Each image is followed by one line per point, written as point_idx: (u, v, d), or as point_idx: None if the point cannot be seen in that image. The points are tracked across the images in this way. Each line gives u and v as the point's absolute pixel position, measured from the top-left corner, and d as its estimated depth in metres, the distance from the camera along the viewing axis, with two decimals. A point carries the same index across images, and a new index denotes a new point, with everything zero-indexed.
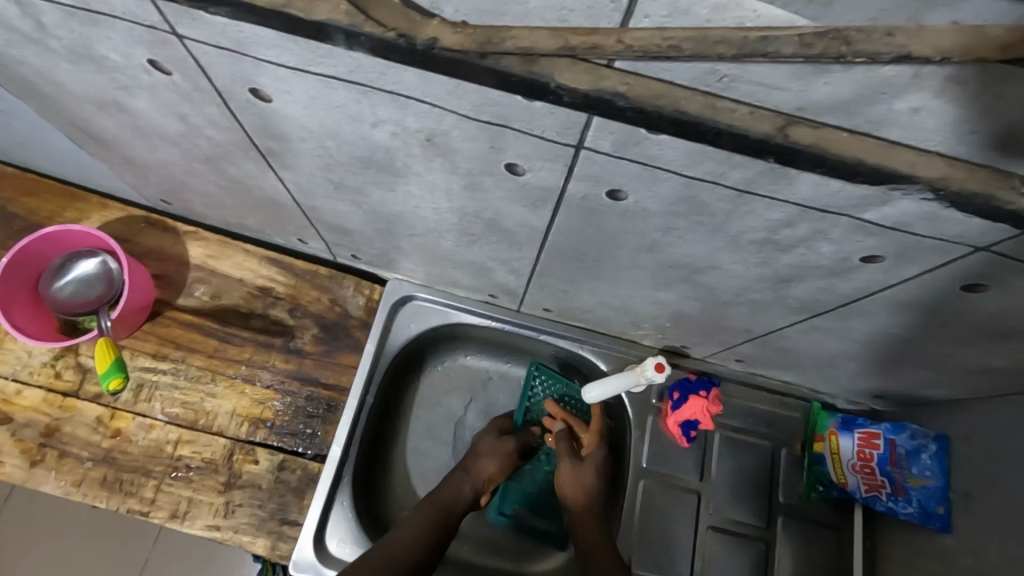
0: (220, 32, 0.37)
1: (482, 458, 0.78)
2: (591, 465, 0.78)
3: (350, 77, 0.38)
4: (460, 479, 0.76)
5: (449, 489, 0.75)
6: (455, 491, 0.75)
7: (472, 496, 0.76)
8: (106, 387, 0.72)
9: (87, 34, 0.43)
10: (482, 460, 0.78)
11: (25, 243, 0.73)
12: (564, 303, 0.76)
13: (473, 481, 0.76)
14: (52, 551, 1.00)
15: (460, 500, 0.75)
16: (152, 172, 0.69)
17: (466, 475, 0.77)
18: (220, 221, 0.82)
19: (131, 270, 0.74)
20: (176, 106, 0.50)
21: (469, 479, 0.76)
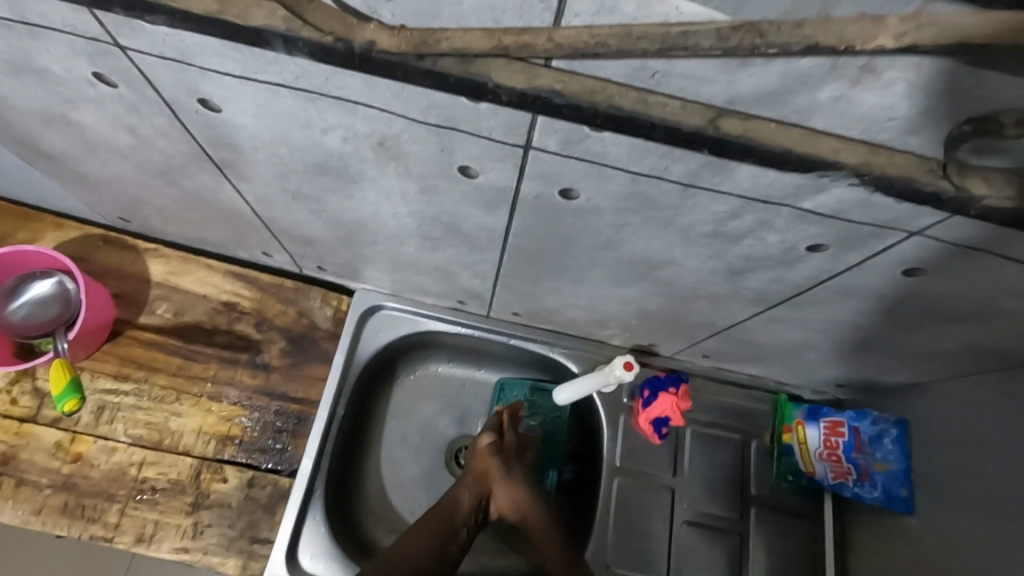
0: (162, 42, 0.37)
1: (481, 462, 0.76)
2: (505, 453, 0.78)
3: (296, 83, 0.38)
4: (462, 483, 0.76)
5: (446, 503, 0.74)
6: (451, 498, 0.74)
7: (474, 505, 0.75)
8: (62, 410, 0.72)
9: (27, 48, 0.42)
10: (481, 463, 0.76)
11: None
12: (530, 305, 0.77)
13: (474, 484, 0.75)
14: None
15: (462, 512, 0.74)
16: (106, 188, 0.68)
17: (461, 483, 0.75)
18: (180, 237, 0.81)
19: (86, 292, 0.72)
20: (123, 119, 0.49)
21: (467, 487, 0.75)
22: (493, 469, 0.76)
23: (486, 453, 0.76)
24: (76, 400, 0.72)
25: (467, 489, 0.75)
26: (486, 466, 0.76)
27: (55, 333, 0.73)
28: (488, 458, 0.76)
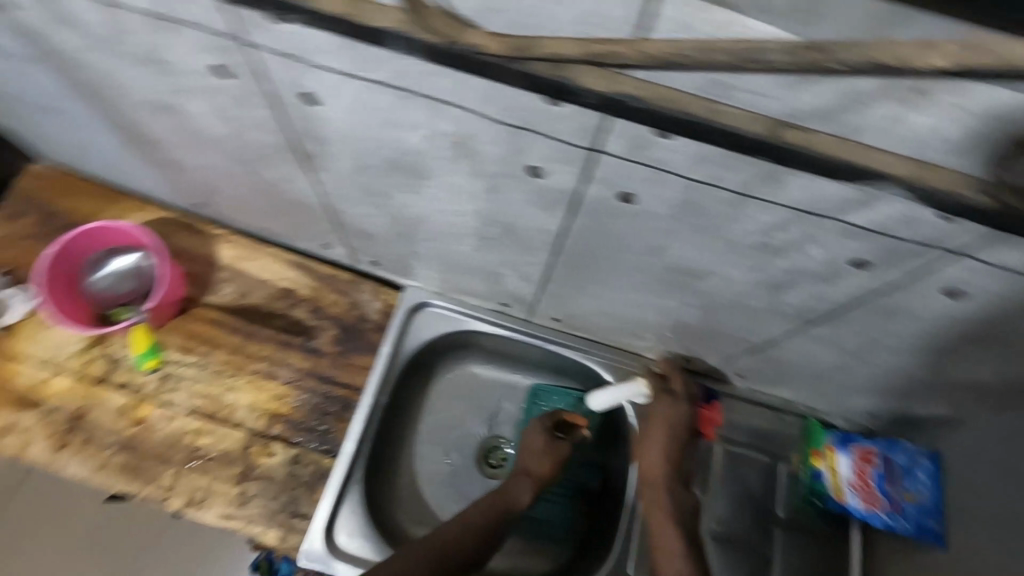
0: (285, 39, 0.42)
1: (547, 452, 0.76)
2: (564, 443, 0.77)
3: (394, 82, 0.43)
4: (529, 473, 0.75)
5: (507, 492, 0.73)
6: (515, 495, 0.73)
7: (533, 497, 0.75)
8: (145, 367, 0.80)
9: (160, 41, 0.48)
10: (546, 452, 0.76)
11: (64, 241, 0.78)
12: (572, 312, 0.80)
13: (543, 473, 0.75)
14: None
15: (522, 503, 0.73)
16: (193, 174, 0.75)
17: (526, 479, 0.74)
18: (250, 225, 0.87)
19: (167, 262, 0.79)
20: (228, 109, 0.55)
21: (525, 479, 0.75)
22: (558, 456, 0.76)
23: (554, 441, 0.77)
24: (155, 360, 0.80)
25: (531, 482, 0.74)
26: (551, 454, 0.76)
27: (135, 303, 0.80)
28: (552, 455, 0.76)
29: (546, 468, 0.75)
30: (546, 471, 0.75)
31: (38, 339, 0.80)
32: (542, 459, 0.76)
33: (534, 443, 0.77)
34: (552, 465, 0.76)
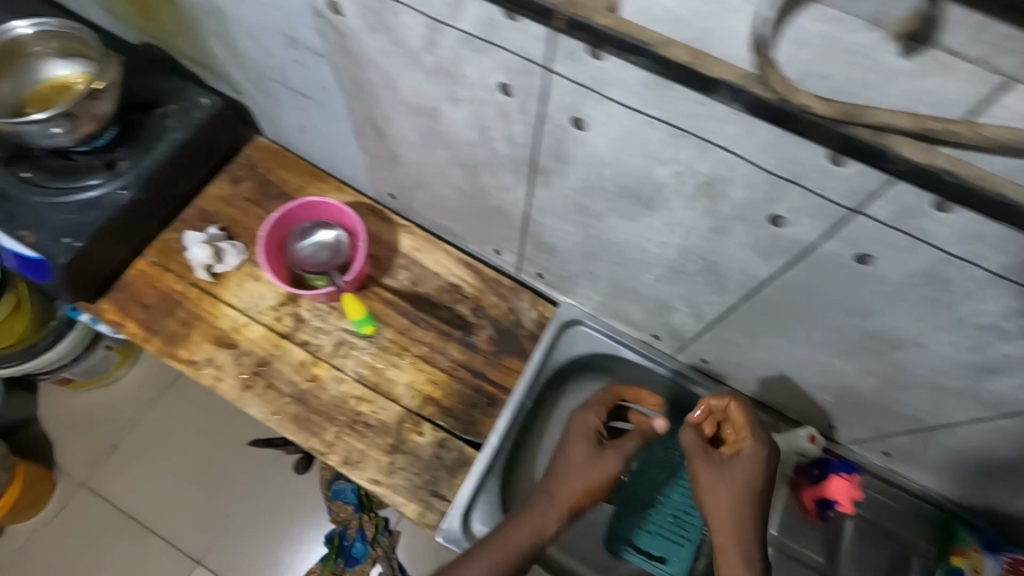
0: (592, 72, 0.48)
1: (577, 470, 0.71)
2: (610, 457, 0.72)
3: (677, 121, 0.48)
4: (554, 495, 0.70)
5: (535, 515, 0.69)
6: (543, 517, 0.69)
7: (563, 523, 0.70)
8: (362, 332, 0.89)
9: (464, 57, 0.55)
10: (576, 470, 0.71)
11: (288, 208, 0.89)
12: (727, 356, 0.82)
13: (569, 498, 0.70)
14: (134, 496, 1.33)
15: (551, 529, 0.69)
16: (408, 168, 0.83)
17: (552, 500, 0.70)
18: (433, 221, 0.94)
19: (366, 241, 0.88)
20: (487, 120, 0.62)
21: (557, 497, 0.70)
22: (587, 480, 0.71)
23: (597, 462, 0.72)
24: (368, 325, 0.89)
25: (559, 505, 0.70)
26: (580, 479, 0.71)
27: (330, 273, 0.89)
28: (591, 470, 0.71)
29: (571, 494, 0.70)
30: (575, 491, 0.70)
31: (241, 290, 0.90)
32: (569, 483, 0.71)
33: (568, 462, 0.72)
34: (586, 485, 0.71)
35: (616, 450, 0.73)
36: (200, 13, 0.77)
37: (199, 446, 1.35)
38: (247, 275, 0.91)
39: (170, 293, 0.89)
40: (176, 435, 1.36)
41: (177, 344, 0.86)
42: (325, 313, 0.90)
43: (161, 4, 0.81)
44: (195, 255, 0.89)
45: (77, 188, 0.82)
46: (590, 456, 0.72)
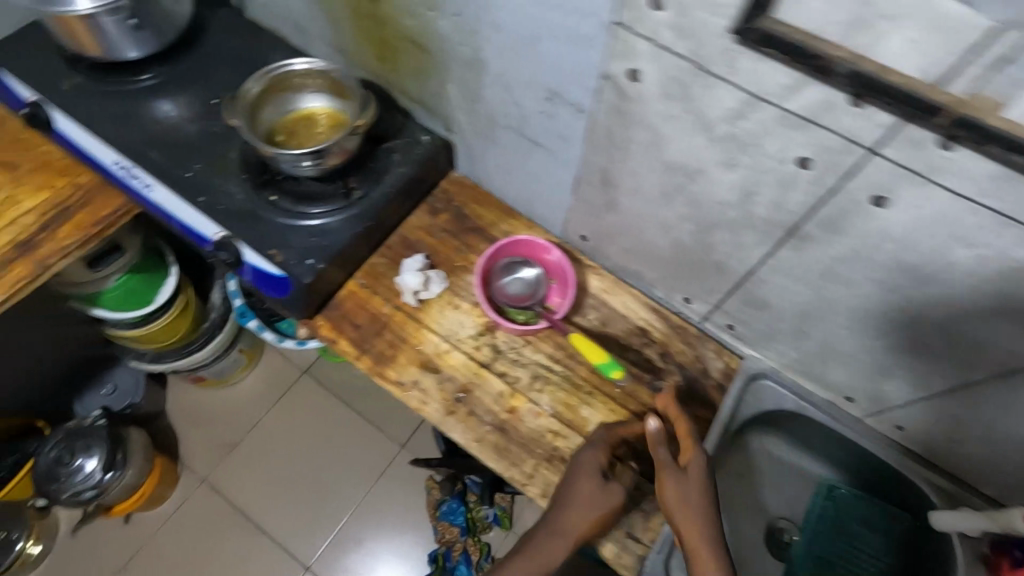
0: (930, 159, 0.51)
1: (581, 503, 0.78)
2: (615, 488, 0.79)
3: (1012, 211, 0.51)
4: (559, 523, 0.77)
5: (562, 522, 0.77)
6: (546, 517, 0.78)
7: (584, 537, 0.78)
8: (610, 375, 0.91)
9: (772, 131, 0.59)
10: (580, 502, 0.78)
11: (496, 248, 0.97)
12: (933, 426, 0.82)
13: (577, 529, 0.77)
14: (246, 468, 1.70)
15: (574, 538, 0.77)
16: (625, 216, 0.87)
17: (566, 508, 0.78)
18: (624, 265, 0.98)
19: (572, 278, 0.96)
20: (760, 186, 0.65)
21: (573, 504, 0.78)
22: (597, 516, 0.78)
23: (598, 496, 0.78)
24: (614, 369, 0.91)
25: (573, 534, 0.77)
26: (588, 512, 0.77)
27: (535, 307, 0.96)
28: (602, 497, 0.78)
29: (576, 526, 0.77)
30: (581, 502, 0.78)
31: (442, 317, 0.95)
32: (570, 516, 0.77)
33: (579, 494, 0.78)
34: (596, 509, 0.78)
35: (613, 487, 0.79)
36: (453, 61, 0.83)
37: (349, 450, 1.73)
38: (446, 303, 0.96)
39: (379, 315, 0.94)
40: (330, 438, 1.74)
41: (386, 366, 0.90)
42: (521, 346, 0.93)
43: (410, 49, 0.87)
44: (406, 280, 0.94)
45: (320, 211, 0.88)
46: (605, 486, 0.79)
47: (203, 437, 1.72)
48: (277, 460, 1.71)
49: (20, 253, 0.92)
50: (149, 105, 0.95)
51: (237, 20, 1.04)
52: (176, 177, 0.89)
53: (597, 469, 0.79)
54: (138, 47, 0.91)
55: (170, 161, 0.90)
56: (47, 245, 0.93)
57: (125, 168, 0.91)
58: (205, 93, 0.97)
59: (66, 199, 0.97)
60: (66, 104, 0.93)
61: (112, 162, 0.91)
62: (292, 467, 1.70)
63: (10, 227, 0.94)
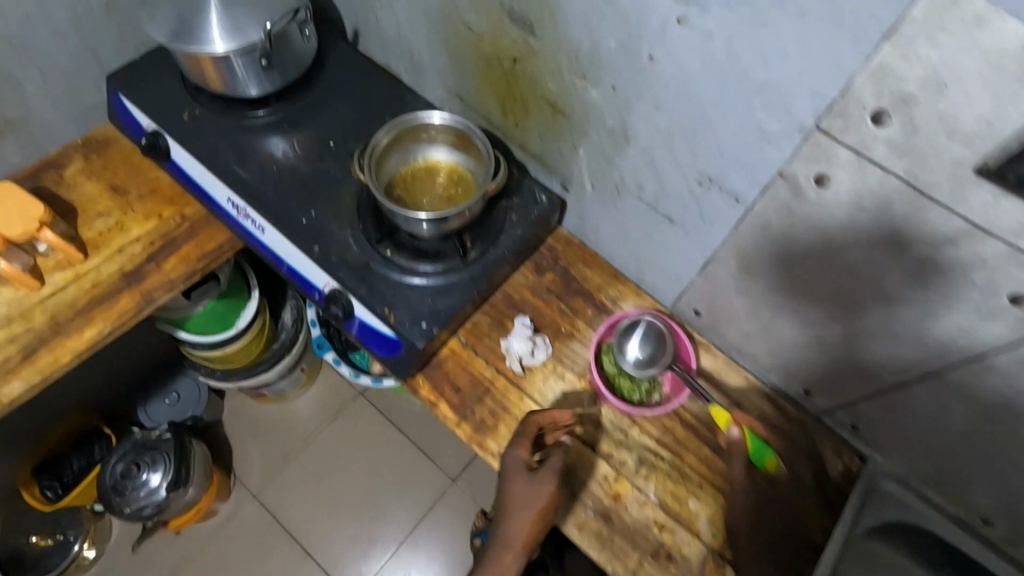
0: None
1: (519, 506, 0.79)
2: (537, 480, 0.79)
3: None
4: (508, 527, 0.79)
5: (512, 524, 0.79)
6: (512, 526, 0.79)
7: (534, 535, 0.79)
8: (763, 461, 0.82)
9: (989, 263, 0.52)
10: (523, 506, 0.79)
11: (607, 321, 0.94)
12: None
13: (524, 535, 0.79)
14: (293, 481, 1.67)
15: (528, 537, 0.79)
16: (758, 304, 0.81)
17: (512, 510, 0.79)
18: (740, 348, 0.92)
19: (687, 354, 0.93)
20: (947, 310, 0.59)
21: (515, 510, 0.79)
22: (535, 520, 0.78)
23: (526, 496, 0.79)
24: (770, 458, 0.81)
25: (523, 539, 0.79)
26: (527, 516, 0.78)
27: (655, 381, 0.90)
28: (538, 494, 0.79)
29: (522, 532, 0.79)
30: (541, 507, 0.78)
31: (545, 388, 0.90)
32: (515, 524, 0.79)
33: (512, 495, 0.79)
34: (542, 506, 0.78)
35: (539, 482, 0.79)
36: (593, 129, 0.78)
37: (399, 475, 1.69)
38: (550, 373, 0.91)
39: (481, 380, 0.90)
40: (380, 463, 1.70)
41: (486, 436, 0.86)
42: (627, 427, 0.88)
43: (544, 110, 0.83)
44: (514, 346, 0.91)
45: (435, 269, 0.85)
46: (527, 482, 0.79)
47: (263, 448, 1.70)
48: (326, 475, 1.68)
49: (127, 284, 0.91)
50: (264, 141, 0.93)
51: (353, 57, 1.01)
52: (291, 222, 0.86)
53: (521, 466, 0.80)
54: (260, 84, 0.88)
55: (284, 204, 0.87)
56: (153, 277, 0.92)
57: (238, 207, 0.89)
58: (320, 131, 0.95)
59: (173, 228, 0.96)
60: (185, 136, 0.91)
61: (225, 200, 0.90)
62: (337, 486, 1.67)
63: (119, 255, 0.93)
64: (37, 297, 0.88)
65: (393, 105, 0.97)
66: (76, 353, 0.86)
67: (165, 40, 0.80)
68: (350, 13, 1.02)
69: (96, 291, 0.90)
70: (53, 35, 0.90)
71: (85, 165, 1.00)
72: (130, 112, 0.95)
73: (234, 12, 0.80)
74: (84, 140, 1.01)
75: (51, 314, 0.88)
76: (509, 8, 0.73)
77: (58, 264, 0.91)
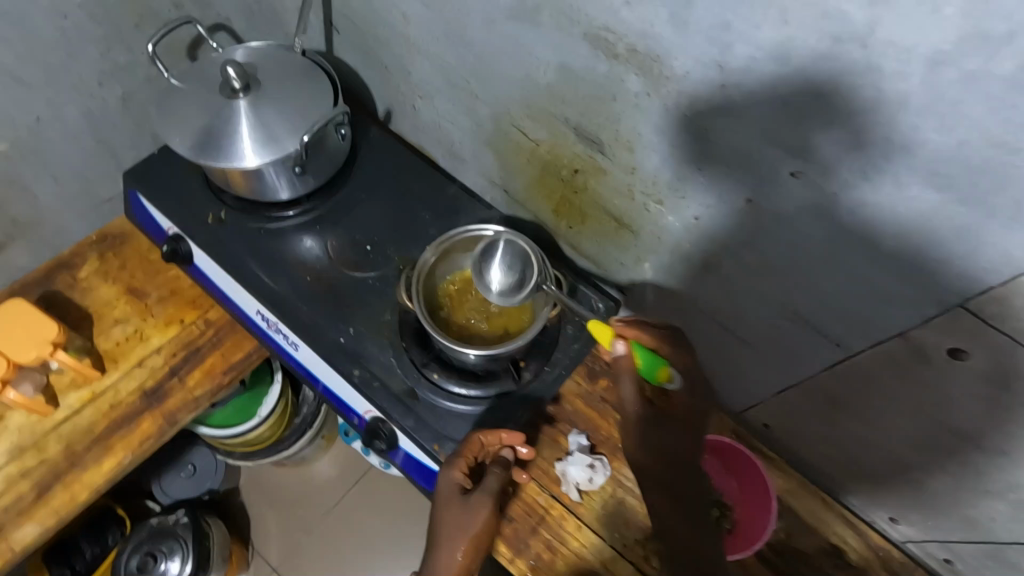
0: None
1: (449, 538, 0.66)
2: (475, 502, 0.67)
3: None
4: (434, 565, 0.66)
5: (442, 559, 0.66)
6: (443, 559, 0.66)
7: (467, 564, 0.67)
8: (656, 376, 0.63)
9: None
10: (453, 539, 0.66)
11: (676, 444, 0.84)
12: None
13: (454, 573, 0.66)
14: (315, 552, 1.53)
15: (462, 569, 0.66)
16: (844, 436, 0.73)
17: (443, 542, 0.66)
18: (816, 466, 0.83)
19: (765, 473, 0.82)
20: None
21: (445, 541, 0.66)
22: (468, 549, 0.66)
23: (455, 525, 0.67)
24: (666, 366, 0.63)
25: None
26: (456, 548, 0.66)
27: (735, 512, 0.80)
28: (478, 519, 0.67)
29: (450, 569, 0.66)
30: (478, 530, 0.67)
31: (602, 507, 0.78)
32: (445, 556, 0.66)
33: (443, 523, 0.67)
34: (482, 529, 0.67)
35: (473, 508, 0.67)
36: (663, 250, 0.71)
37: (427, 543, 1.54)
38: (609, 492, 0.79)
39: (536, 507, 0.78)
40: (405, 527, 1.56)
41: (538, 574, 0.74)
42: None
43: (604, 221, 0.76)
44: (572, 471, 0.79)
45: (487, 394, 0.77)
46: (461, 505, 0.67)
47: (280, 521, 1.56)
48: (346, 546, 1.54)
49: (147, 404, 0.83)
50: (294, 245, 0.85)
51: (385, 140, 0.93)
52: (327, 342, 0.79)
53: (453, 488, 0.68)
54: (292, 188, 0.82)
55: (319, 320, 0.80)
56: (176, 395, 0.84)
57: (269, 322, 0.82)
58: (356, 233, 0.86)
59: (196, 337, 0.88)
60: (208, 242, 0.84)
61: (256, 313, 0.83)
62: (360, 557, 1.52)
63: (138, 370, 0.85)
64: (50, 422, 0.81)
65: (431, 197, 0.89)
66: (94, 488, 0.79)
67: (185, 151, 0.73)
68: (382, 95, 0.94)
69: (115, 413, 0.83)
70: (66, 135, 0.84)
71: (101, 263, 0.91)
72: (148, 212, 0.87)
73: (267, 121, 0.74)
74: (98, 236, 0.93)
75: (65, 442, 0.80)
76: (574, 123, 0.65)
77: (73, 382, 0.84)
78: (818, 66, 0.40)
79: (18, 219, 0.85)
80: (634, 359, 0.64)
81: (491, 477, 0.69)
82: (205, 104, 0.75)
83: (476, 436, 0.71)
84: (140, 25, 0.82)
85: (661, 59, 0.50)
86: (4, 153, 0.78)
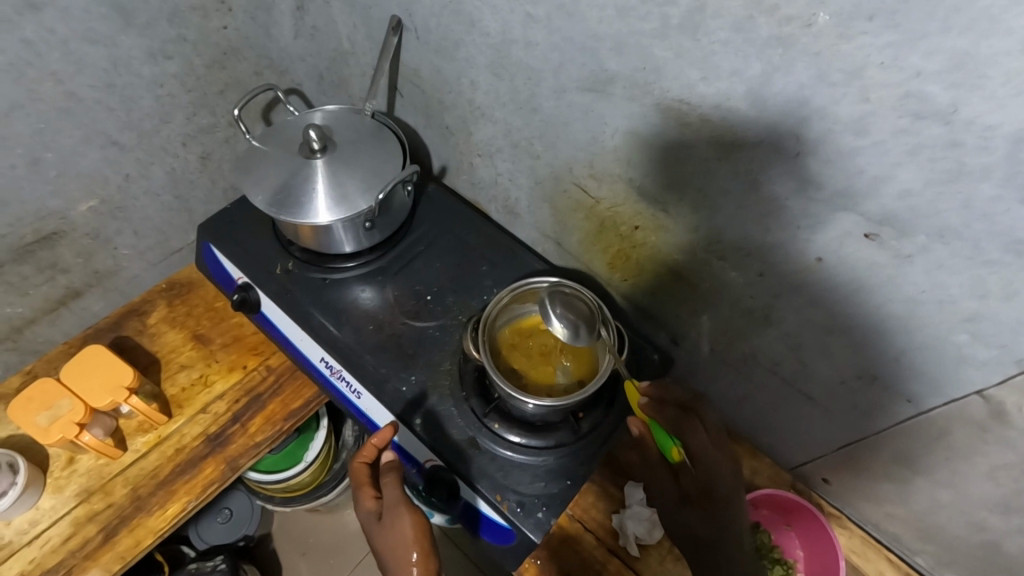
0: None
1: (397, 559, 0.66)
2: (395, 496, 0.69)
3: None
4: None
5: (388, 552, 0.67)
6: (388, 542, 0.67)
7: (413, 529, 0.66)
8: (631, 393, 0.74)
9: None
10: (398, 554, 0.66)
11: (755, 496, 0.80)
12: None
13: None
14: None
15: (410, 555, 0.65)
16: (914, 493, 0.71)
17: (376, 532, 0.68)
18: (879, 523, 0.81)
19: (823, 520, 0.77)
20: None
21: (380, 530, 0.68)
22: (416, 533, 0.66)
23: (394, 547, 0.66)
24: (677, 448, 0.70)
25: None
26: (410, 561, 0.65)
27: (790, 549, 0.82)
28: (407, 505, 0.68)
29: None
30: (412, 526, 0.67)
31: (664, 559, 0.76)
32: (391, 537, 0.67)
33: (385, 549, 0.67)
34: (419, 524, 0.67)
35: (392, 520, 0.67)
36: (723, 303, 0.72)
37: None
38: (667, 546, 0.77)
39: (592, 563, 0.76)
40: None
41: None
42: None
43: (661, 275, 0.78)
44: (630, 524, 0.77)
45: (546, 444, 0.78)
46: (387, 520, 0.68)
47: (313, 567, 1.50)
48: None
49: (209, 450, 0.86)
50: (357, 296, 0.88)
51: (443, 195, 0.97)
52: (390, 392, 0.81)
53: (358, 494, 0.71)
54: (357, 242, 0.86)
55: (383, 369, 0.82)
56: (238, 441, 0.86)
57: (333, 369, 0.84)
58: (416, 283, 0.90)
59: (257, 383, 0.91)
60: (277, 292, 0.87)
61: (320, 360, 0.86)
62: None
63: (202, 415, 0.88)
64: (117, 466, 0.84)
65: (487, 249, 0.93)
66: (158, 532, 0.80)
67: (264, 206, 0.76)
68: (439, 152, 0.98)
69: (179, 457, 0.85)
70: (149, 192, 0.89)
71: (169, 311, 0.95)
72: (220, 262, 0.92)
73: (342, 181, 0.78)
74: (168, 284, 0.97)
75: (131, 485, 0.82)
76: (638, 184, 0.69)
77: (140, 426, 0.86)
78: (898, 139, 0.43)
79: (98, 270, 0.90)
80: (651, 439, 0.72)
81: (389, 489, 0.69)
82: (284, 162, 0.80)
83: (357, 483, 0.72)
84: (224, 92, 0.89)
85: (735, 128, 0.53)
86: (94, 209, 0.84)
